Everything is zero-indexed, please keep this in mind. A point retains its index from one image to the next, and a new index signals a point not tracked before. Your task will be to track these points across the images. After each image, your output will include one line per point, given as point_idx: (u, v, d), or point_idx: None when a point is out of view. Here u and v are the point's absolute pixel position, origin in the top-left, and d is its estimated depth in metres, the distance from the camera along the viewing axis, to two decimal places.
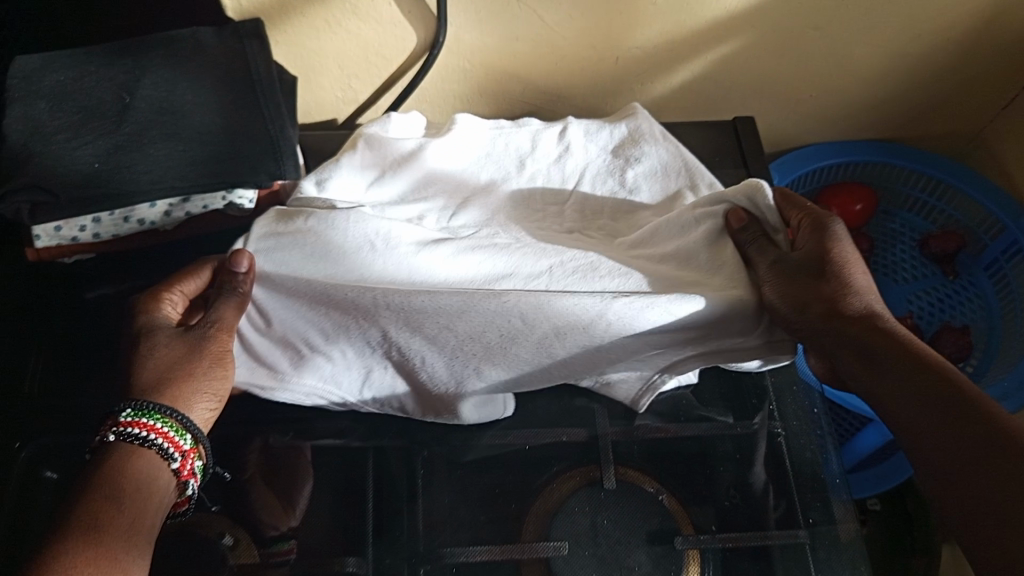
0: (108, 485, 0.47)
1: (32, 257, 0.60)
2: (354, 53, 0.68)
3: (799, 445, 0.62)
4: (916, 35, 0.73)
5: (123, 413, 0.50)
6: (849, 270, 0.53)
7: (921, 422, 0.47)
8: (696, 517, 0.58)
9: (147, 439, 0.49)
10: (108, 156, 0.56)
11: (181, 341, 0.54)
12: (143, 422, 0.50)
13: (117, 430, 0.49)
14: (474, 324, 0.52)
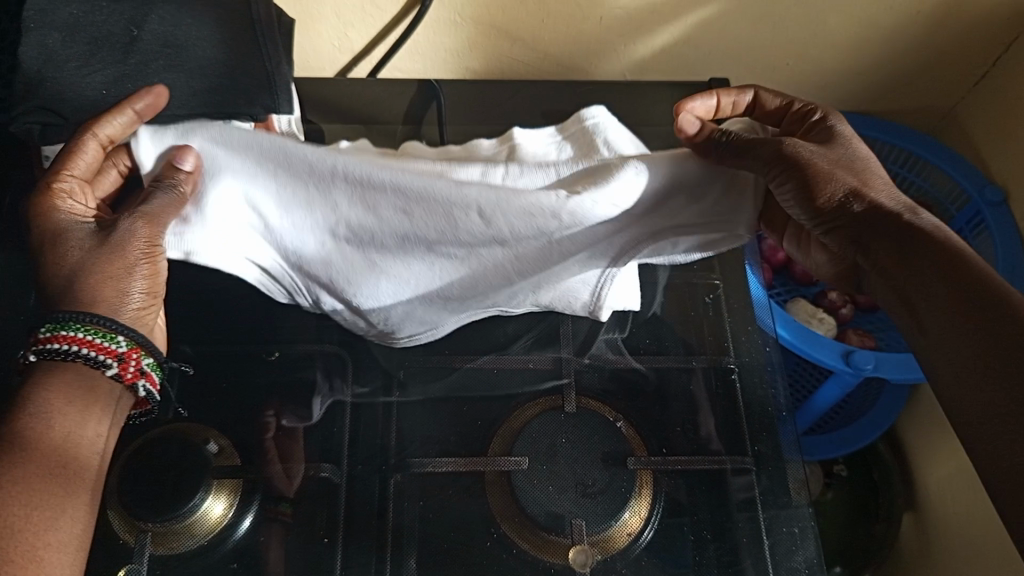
0: (34, 402, 0.48)
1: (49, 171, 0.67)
2: (350, 2, 0.72)
3: (752, 382, 0.66)
4: (888, 6, 0.77)
5: (41, 330, 0.50)
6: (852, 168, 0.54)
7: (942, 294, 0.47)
8: (649, 442, 0.63)
9: (72, 351, 0.50)
10: (115, 86, 0.59)
11: (99, 237, 0.54)
12: (65, 335, 0.50)
13: (37, 348, 0.50)
14: (429, 206, 0.54)
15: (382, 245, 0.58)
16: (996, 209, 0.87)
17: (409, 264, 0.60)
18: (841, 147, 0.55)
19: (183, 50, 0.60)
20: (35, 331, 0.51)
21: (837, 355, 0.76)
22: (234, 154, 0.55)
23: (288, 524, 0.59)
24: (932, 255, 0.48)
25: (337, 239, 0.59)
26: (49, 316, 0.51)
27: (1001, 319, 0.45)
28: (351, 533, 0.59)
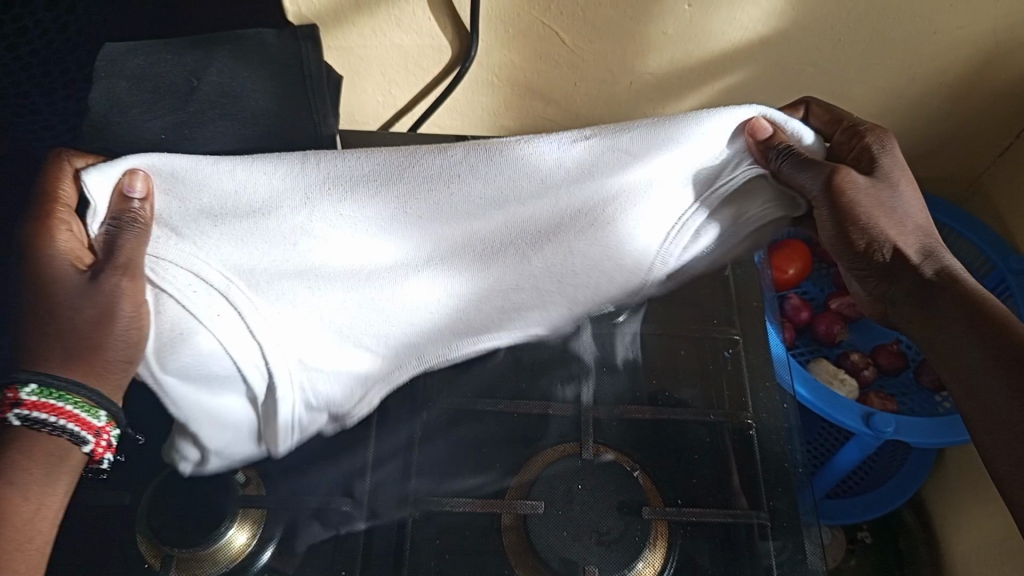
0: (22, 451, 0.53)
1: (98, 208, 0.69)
2: (395, 62, 0.76)
3: (769, 438, 0.67)
4: (910, 78, 0.80)
5: (26, 389, 0.52)
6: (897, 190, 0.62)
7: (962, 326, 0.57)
8: (665, 493, 0.63)
9: (57, 424, 0.53)
10: (174, 130, 0.65)
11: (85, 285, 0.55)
12: (49, 404, 0.53)
13: (20, 411, 0.52)
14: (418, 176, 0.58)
15: (370, 275, 0.63)
16: (1019, 276, 0.88)
17: (397, 301, 0.65)
18: (886, 183, 0.61)
19: (237, 100, 0.66)
20: (13, 386, 0.52)
21: (857, 416, 0.77)
22: (194, 196, 0.56)
23: (311, 557, 0.60)
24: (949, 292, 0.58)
25: (321, 294, 0.63)
26: (32, 375, 0.53)
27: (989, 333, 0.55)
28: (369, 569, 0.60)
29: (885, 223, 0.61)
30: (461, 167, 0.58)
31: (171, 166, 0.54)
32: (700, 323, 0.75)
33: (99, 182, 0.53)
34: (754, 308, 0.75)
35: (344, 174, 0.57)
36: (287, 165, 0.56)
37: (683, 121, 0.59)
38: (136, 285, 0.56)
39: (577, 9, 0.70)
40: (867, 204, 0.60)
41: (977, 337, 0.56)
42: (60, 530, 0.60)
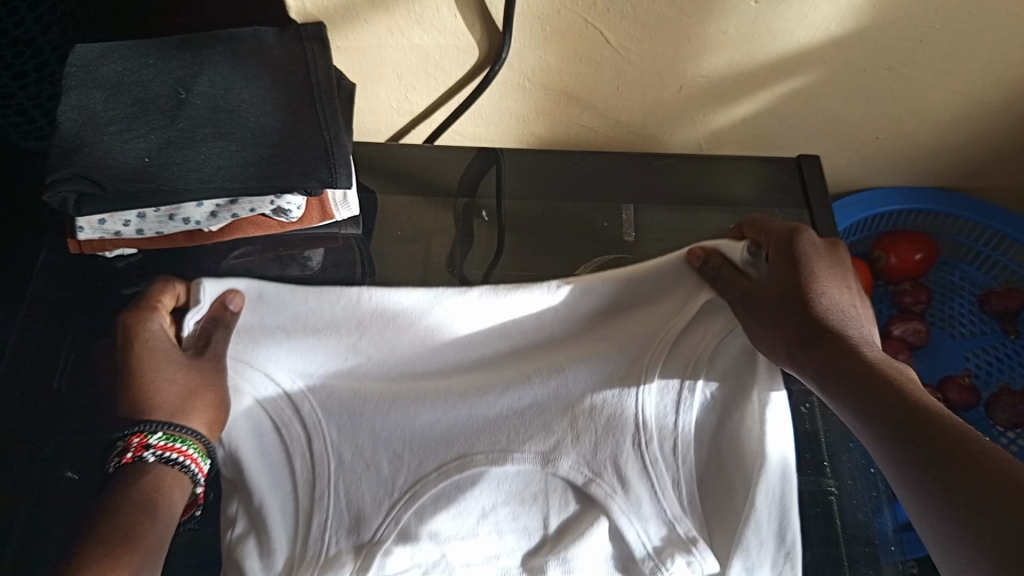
0: (141, 503, 0.49)
1: (74, 247, 0.59)
2: (414, 64, 0.66)
3: (851, 506, 0.58)
4: (998, 82, 0.70)
5: (156, 435, 0.51)
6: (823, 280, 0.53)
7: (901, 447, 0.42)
8: None
9: (182, 463, 0.52)
10: (160, 152, 0.54)
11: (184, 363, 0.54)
12: (178, 447, 0.52)
13: (155, 452, 0.51)
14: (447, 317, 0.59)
15: (432, 425, 0.60)
16: None
17: (452, 442, 0.60)
18: (826, 265, 0.54)
19: (234, 116, 0.56)
20: (141, 432, 0.51)
21: None
22: (268, 330, 0.58)
23: None
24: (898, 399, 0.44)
25: (388, 438, 0.60)
26: (158, 422, 0.51)
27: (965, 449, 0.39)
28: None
29: (843, 300, 0.53)
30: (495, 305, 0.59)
31: (258, 288, 0.57)
32: None
33: (211, 290, 0.56)
34: None
35: (388, 315, 0.59)
36: (326, 301, 0.58)
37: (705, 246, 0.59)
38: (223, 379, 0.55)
39: (626, 6, 0.60)
40: (823, 275, 0.53)
41: (924, 450, 0.41)
42: None
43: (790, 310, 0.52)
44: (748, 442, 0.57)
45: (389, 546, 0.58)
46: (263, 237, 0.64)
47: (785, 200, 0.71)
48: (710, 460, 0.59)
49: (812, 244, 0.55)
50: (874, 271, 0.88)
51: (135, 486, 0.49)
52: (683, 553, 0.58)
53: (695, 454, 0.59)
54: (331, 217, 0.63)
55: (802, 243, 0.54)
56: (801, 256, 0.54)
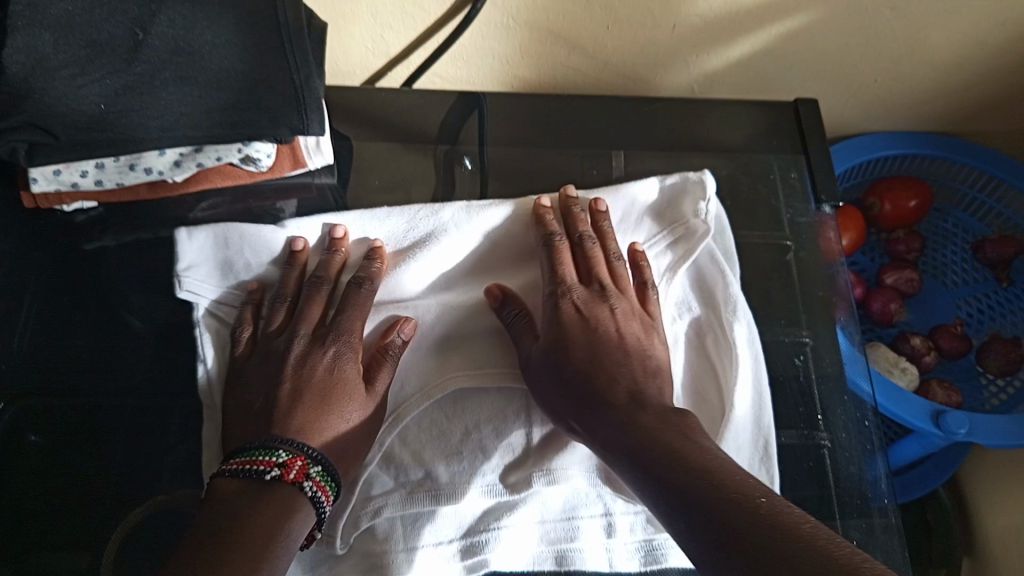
0: (263, 530, 0.43)
1: (29, 201, 0.55)
2: (390, 1, 0.62)
3: (844, 460, 0.57)
4: (1004, 22, 0.66)
5: (314, 466, 0.47)
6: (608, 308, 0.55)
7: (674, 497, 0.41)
8: None
9: (318, 501, 0.47)
10: (116, 98, 0.50)
11: (361, 396, 0.52)
12: (321, 485, 0.47)
13: (309, 485, 0.46)
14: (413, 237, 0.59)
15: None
16: None
17: (432, 363, 0.55)
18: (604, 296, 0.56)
19: (197, 60, 0.50)
20: (303, 457, 0.47)
21: (925, 415, 0.68)
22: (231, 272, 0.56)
23: None
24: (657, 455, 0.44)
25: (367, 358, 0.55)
26: (321, 456, 0.48)
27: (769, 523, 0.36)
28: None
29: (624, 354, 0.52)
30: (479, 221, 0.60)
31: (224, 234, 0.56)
32: (762, 320, 0.61)
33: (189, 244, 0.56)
34: (821, 301, 0.62)
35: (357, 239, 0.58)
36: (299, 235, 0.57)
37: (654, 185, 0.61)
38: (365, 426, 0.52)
39: None
40: (585, 337, 0.54)
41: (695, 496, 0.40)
42: None
43: (576, 390, 0.51)
44: (719, 339, 0.57)
45: (369, 471, 0.52)
46: (232, 186, 0.60)
47: (780, 145, 0.68)
48: (694, 362, 0.57)
49: (578, 301, 0.56)
50: (868, 218, 0.85)
51: (267, 509, 0.44)
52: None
53: (674, 360, 0.57)
54: (303, 166, 0.59)
55: (563, 303, 0.55)
56: (563, 322, 0.54)
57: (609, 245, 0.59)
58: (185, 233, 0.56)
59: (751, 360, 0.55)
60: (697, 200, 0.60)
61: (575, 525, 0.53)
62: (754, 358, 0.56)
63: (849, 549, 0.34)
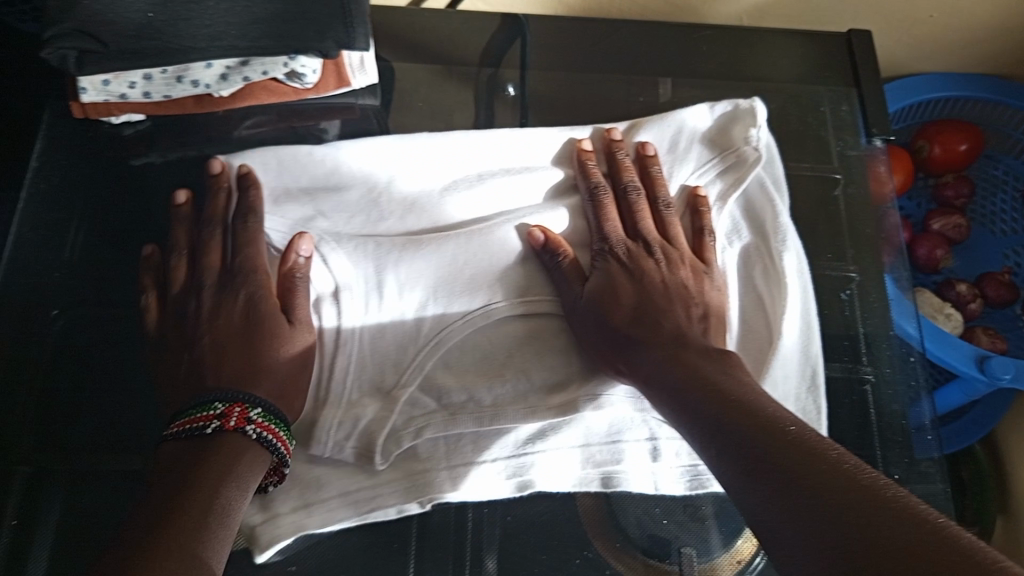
0: (220, 477, 0.42)
1: (79, 112, 0.56)
2: None
3: (887, 395, 0.56)
4: None
5: (254, 410, 0.45)
6: (649, 251, 0.55)
7: (709, 432, 0.40)
8: None
9: (268, 441, 0.45)
10: (163, 6, 0.49)
11: (284, 330, 0.50)
12: (269, 426, 0.45)
13: (254, 428, 0.45)
14: (455, 159, 0.59)
15: (436, 263, 0.55)
16: None
17: (474, 286, 0.55)
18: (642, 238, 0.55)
19: None
20: (241, 404, 0.45)
21: (969, 360, 0.66)
22: (276, 189, 0.56)
23: (349, 539, 0.50)
24: (695, 394, 0.43)
25: (412, 277, 0.55)
26: (258, 399, 0.46)
27: (792, 448, 0.36)
28: (422, 556, 0.50)
29: (666, 301, 0.52)
30: (520, 150, 0.60)
31: (268, 154, 0.57)
32: (809, 254, 0.60)
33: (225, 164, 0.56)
34: (869, 237, 0.61)
35: (398, 159, 0.58)
36: (346, 155, 0.57)
37: (702, 113, 0.61)
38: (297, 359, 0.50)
39: None
40: (633, 286, 0.53)
41: (728, 431, 0.39)
42: (51, 486, 0.50)
43: (622, 335, 0.50)
44: (768, 270, 0.57)
45: (409, 393, 0.53)
46: (276, 104, 0.60)
47: (833, 78, 0.67)
48: (743, 295, 0.57)
49: (622, 253, 0.55)
50: (917, 161, 0.83)
51: (212, 457, 0.42)
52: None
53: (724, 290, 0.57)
54: (347, 84, 0.59)
55: (609, 256, 0.54)
56: (607, 269, 0.54)
57: (659, 193, 0.57)
58: (220, 158, 0.57)
59: (800, 290, 0.56)
60: (748, 126, 0.60)
61: (620, 449, 0.52)
62: (803, 289, 0.56)
63: (872, 472, 0.33)
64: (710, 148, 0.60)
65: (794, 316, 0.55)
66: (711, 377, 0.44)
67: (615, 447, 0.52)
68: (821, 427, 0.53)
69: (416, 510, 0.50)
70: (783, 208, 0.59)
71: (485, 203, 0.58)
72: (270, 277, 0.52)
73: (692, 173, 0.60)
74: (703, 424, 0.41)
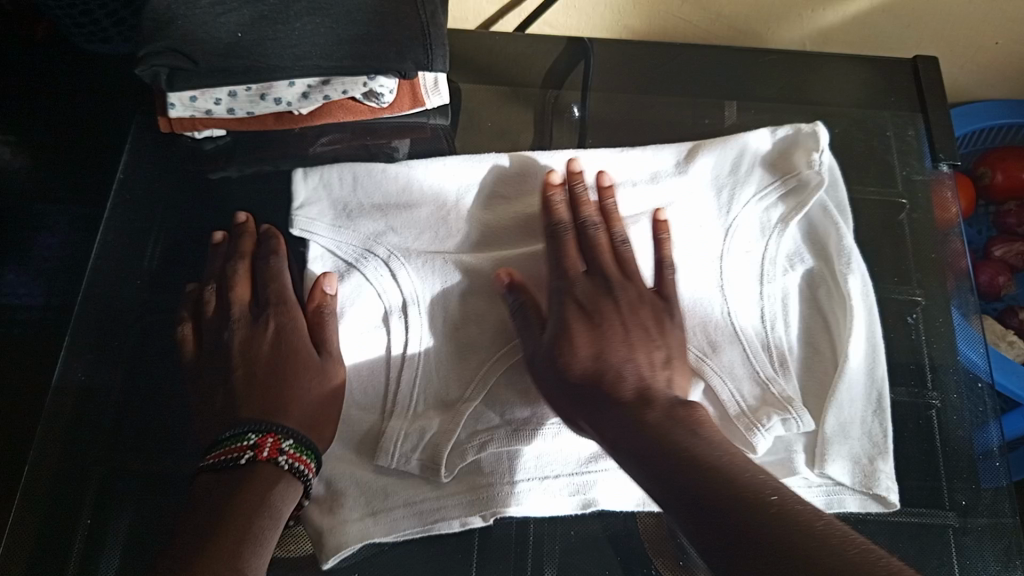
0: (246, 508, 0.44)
1: (166, 127, 0.58)
2: None
3: (952, 422, 0.56)
4: None
5: (286, 442, 0.47)
6: (605, 295, 0.51)
7: (681, 501, 0.38)
8: (834, 464, 0.52)
9: (300, 472, 0.47)
10: (252, 26, 0.52)
11: (313, 363, 0.51)
12: (302, 457, 0.47)
13: (286, 459, 0.47)
14: (524, 177, 0.59)
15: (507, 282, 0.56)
16: None
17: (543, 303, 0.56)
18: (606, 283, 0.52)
19: None
20: (274, 434, 0.47)
21: None
22: (350, 204, 0.57)
23: (415, 549, 0.51)
24: (663, 457, 0.40)
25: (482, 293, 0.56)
26: (291, 430, 0.48)
27: (775, 523, 0.34)
28: (485, 568, 0.50)
29: (622, 353, 0.48)
30: (591, 164, 0.59)
31: (341, 171, 0.58)
32: (873, 278, 0.60)
33: (304, 181, 0.58)
34: (933, 264, 0.61)
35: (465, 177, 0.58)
36: (418, 173, 0.58)
37: (761, 135, 0.60)
38: (329, 393, 0.51)
39: None
40: (591, 334, 0.49)
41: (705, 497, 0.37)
42: (130, 487, 0.51)
43: (581, 390, 0.46)
44: (832, 292, 0.58)
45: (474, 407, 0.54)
46: (351, 122, 0.62)
47: (897, 105, 0.67)
48: (805, 314, 0.58)
49: (580, 296, 0.51)
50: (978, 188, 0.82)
51: (249, 487, 0.45)
52: (779, 412, 0.53)
53: (790, 315, 0.57)
54: (422, 104, 0.61)
55: (566, 298, 0.51)
56: (563, 315, 0.50)
57: None
58: (300, 173, 0.58)
59: (865, 314, 0.56)
60: (809, 151, 0.59)
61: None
62: (866, 311, 0.56)
63: (867, 548, 0.32)
64: (771, 172, 0.60)
65: (858, 342, 0.55)
66: (670, 436, 0.41)
67: None
68: (889, 451, 0.53)
69: (480, 524, 0.51)
70: (847, 234, 0.58)
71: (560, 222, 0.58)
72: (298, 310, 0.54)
73: (753, 195, 0.59)
74: (675, 489, 0.38)
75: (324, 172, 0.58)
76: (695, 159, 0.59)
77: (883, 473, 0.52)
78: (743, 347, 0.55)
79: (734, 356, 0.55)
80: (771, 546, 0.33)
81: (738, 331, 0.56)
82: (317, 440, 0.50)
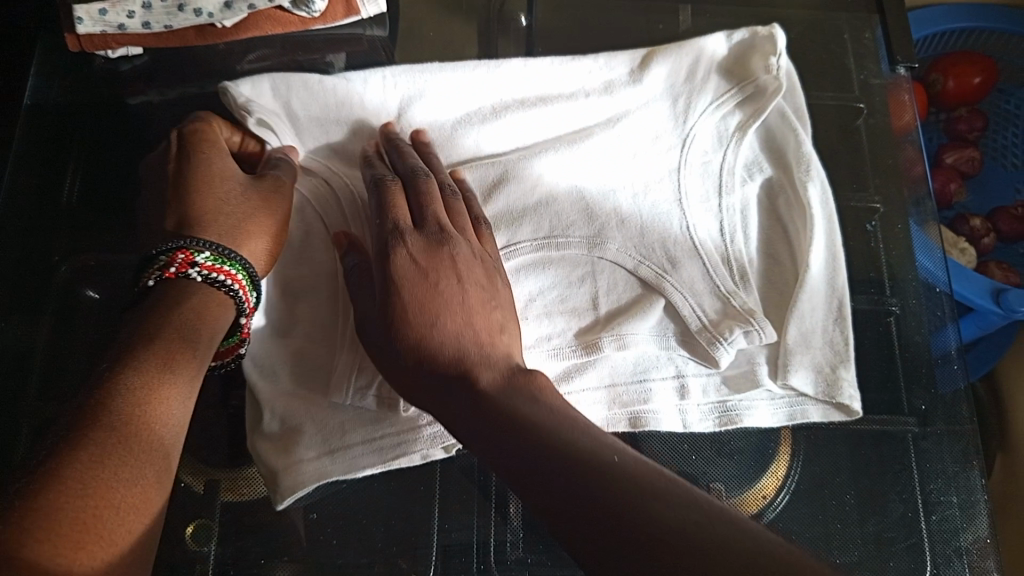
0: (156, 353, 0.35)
1: (74, 45, 0.53)
2: None
3: (911, 328, 0.56)
4: None
5: (202, 254, 0.40)
6: (444, 244, 0.44)
7: (526, 471, 0.34)
8: (797, 375, 0.51)
9: (228, 289, 0.40)
10: None
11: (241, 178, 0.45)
12: (225, 272, 0.40)
13: (205, 277, 0.40)
14: (476, 92, 0.54)
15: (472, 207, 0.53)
16: None
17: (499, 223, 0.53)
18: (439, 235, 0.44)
19: None
20: (188, 247, 0.40)
21: (985, 293, 0.66)
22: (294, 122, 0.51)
23: (374, 484, 0.49)
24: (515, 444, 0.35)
25: None
26: (206, 240, 0.40)
27: (620, 480, 0.32)
28: (448, 499, 0.49)
29: (459, 314, 0.42)
30: (539, 74, 0.55)
31: (276, 84, 0.50)
32: (832, 187, 0.59)
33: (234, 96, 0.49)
34: (889, 172, 0.60)
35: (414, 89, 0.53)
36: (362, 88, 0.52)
37: (714, 37, 0.57)
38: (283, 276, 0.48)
39: None
40: (424, 291, 0.42)
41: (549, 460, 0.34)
42: None
43: (430, 362, 0.40)
44: (792, 201, 0.56)
45: None
46: (281, 36, 0.57)
47: (854, 8, 0.65)
48: (765, 226, 0.57)
49: (414, 252, 0.43)
50: (930, 95, 0.81)
51: (176, 312, 0.38)
52: (741, 325, 0.52)
53: (750, 227, 0.56)
54: (357, 13, 0.56)
55: (394, 251, 0.43)
56: (391, 270, 0.42)
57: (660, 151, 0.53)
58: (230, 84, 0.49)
59: (824, 222, 0.55)
60: (767, 55, 0.56)
61: (648, 387, 0.52)
62: (826, 220, 0.55)
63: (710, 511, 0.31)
64: (727, 79, 0.57)
65: (819, 249, 0.54)
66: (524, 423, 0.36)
67: (646, 386, 0.52)
68: (851, 359, 0.52)
69: (442, 455, 0.48)
70: (806, 139, 0.56)
71: (514, 138, 0.55)
72: (218, 132, 0.47)
73: (710, 103, 0.57)
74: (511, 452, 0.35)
75: (258, 84, 0.50)
76: (649, 68, 0.56)
77: (845, 381, 0.51)
78: (703, 262, 0.54)
79: (694, 274, 0.54)
80: (617, 503, 0.31)
81: (697, 246, 0.54)
82: (242, 250, 0.43)
